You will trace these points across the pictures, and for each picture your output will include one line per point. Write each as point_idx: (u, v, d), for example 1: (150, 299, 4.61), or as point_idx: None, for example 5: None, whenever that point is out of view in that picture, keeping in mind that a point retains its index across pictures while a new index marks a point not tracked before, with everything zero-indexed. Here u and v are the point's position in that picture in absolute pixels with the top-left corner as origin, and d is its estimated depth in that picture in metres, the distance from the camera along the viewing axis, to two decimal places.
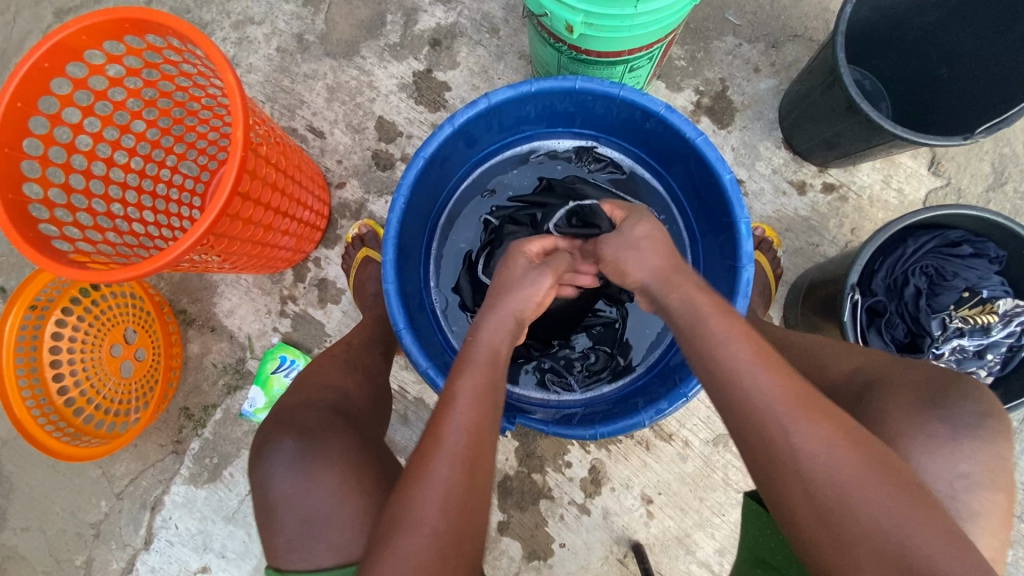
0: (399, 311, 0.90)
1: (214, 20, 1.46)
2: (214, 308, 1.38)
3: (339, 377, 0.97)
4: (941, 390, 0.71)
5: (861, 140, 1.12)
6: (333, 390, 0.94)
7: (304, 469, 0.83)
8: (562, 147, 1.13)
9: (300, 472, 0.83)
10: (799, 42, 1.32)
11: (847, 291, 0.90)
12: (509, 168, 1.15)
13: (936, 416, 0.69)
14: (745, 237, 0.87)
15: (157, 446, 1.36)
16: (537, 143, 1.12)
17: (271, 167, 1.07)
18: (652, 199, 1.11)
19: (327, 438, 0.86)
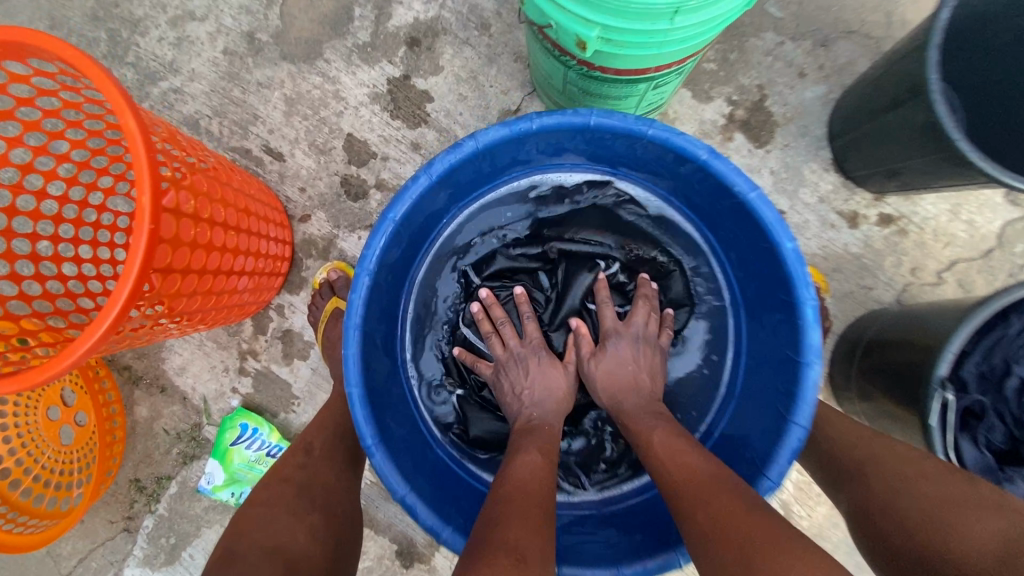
0: (366, 421, 0.70)
1: (147, 14, 1.20)
2: (163, 365, 1.18)
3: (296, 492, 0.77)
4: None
5: (932, 173, 0.91)
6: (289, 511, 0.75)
7: None
8: (572, 181, 0.90)
9: None
10: (853, 39, 1.08)
11: (937, 389, 0.71)
12: (502, 210, 0.92)
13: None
14: (812, 327, 0.67)
15: (106, 523, 1.19)
16: (538, 177, 0.90)
17: (207, 224, 0.84)
18: (686, 249, 0.91)
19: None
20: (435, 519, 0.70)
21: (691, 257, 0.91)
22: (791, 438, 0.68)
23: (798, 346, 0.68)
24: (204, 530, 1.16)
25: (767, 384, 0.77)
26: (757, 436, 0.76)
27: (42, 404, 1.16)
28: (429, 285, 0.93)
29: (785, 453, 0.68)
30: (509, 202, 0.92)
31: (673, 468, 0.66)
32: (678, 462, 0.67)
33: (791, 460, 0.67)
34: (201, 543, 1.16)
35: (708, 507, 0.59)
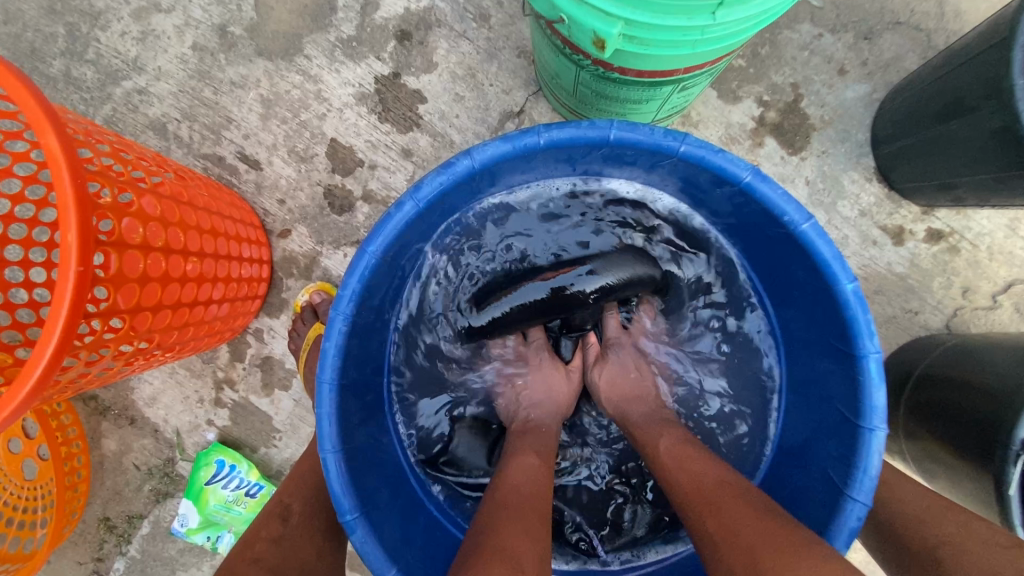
0: (344, 492, 0.59)
1: (108, 6, 1.08)
2: (132, 395, 1.07)
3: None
4: None
5: (1001, 189, 0.79)
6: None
7: None
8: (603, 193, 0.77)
9: None
10: (901, 31, 0.96)
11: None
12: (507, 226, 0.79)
13: None
14: (877, 384, 0.56)
15: (73, 565, 1.09)
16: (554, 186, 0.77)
17: (160, 252, 0.74)
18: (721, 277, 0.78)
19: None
20: None
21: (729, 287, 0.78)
22: (849, 517, 0.56)
23: (859, 406, 0.57)
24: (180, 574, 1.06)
25: (818, 442, 0.66)
26: (804, 503, 0.65)
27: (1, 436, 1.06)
28: (421, 313, 0.79)
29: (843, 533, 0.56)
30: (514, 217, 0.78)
31: (685, 477, 0.57)
32: (688, 469, 0.58)
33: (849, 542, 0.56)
34: None
35: (720, 514, 0.51)
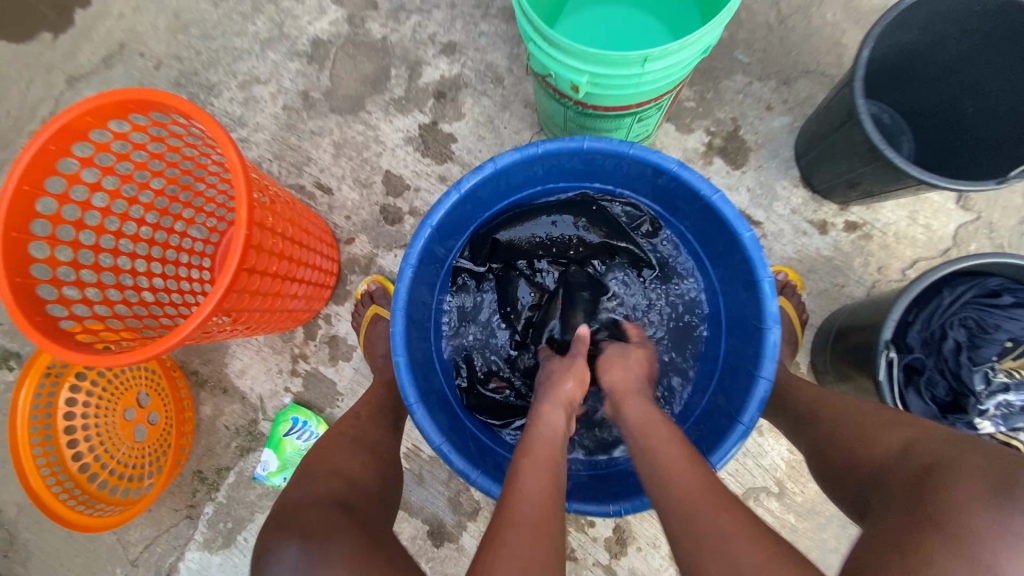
0: (409, 384, 0.88)
1: (220, 81, 1.46)
2: (226, 369, 1.36)
3: (344, 458, 0.86)
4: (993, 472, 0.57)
5: (886, 181, 1.06)
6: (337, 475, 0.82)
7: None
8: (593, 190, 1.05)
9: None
10: (812, 77, 1.28)
11: (882, 348, 0.86)
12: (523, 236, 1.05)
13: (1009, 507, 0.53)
14: (769, 297, 0.83)
15: (170, 511, 1.35)
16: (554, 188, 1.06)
17: (278, 237, 1.05)
18: (680, 272, 1.06)
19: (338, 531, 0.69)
20: (465, 463, 0.87)
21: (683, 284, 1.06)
22: (758, 390, 0.83)
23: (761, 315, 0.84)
24: (258, 516, 1.32)
25: (740, 368, 0.91)
26: (733, 400, 0.90)
27: (120, 405, 1.28)
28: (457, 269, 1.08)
29: (754, 403, 0.83)
30: (535, 217, 1.04)
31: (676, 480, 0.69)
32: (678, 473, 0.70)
33: (758, 409, 0.83)
34: (255, 527, 1.32)
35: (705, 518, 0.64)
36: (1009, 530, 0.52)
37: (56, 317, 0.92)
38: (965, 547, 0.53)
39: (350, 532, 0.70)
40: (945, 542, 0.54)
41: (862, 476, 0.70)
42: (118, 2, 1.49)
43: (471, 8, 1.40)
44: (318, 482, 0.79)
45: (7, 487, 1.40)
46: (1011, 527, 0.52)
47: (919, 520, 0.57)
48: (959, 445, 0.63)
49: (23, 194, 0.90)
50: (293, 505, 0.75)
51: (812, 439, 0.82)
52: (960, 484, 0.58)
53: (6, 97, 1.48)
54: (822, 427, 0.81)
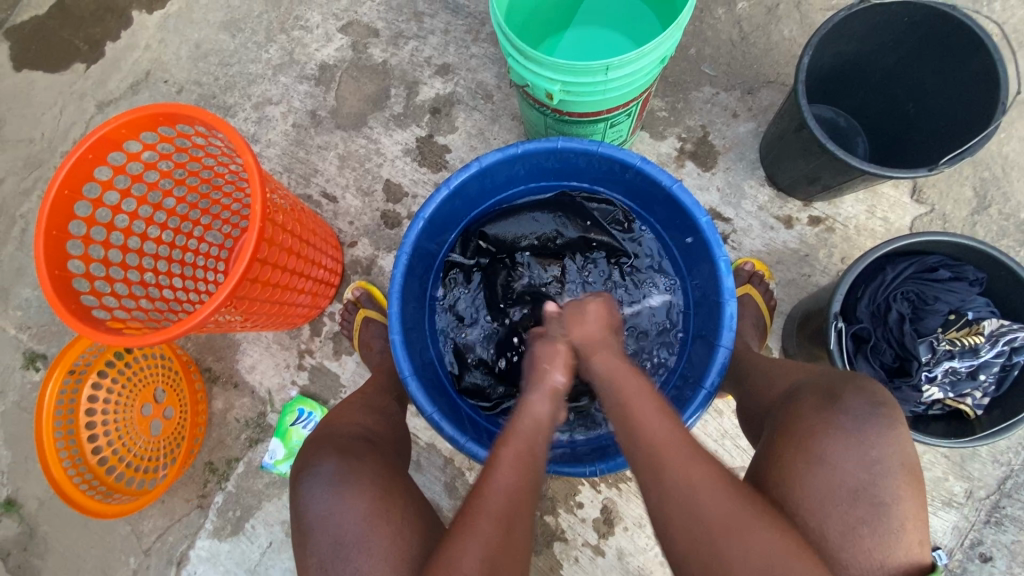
0: (404, 359, 0.98)
1: (236, 103, 1.61)
2: (236, 365, 1.46)
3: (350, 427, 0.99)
4: (837, 389, 0.77)
5: (840, 173, 1.15)
6: (354, 426, 0.99)
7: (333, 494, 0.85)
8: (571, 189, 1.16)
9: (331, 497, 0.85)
10: (773, 87, 1.40)
11: (831, 320, 0.98)
12: (509, 231, 1.16)
13: (837, 411, 0.74)
14: (724, 274, 0.94)
15: (182, 501, 1.42)
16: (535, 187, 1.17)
17: (288, 234, 1.15)
18: (651, 261, 1.17)
19: (361, 456, 0.91)
20: (455, 430, 0.97)
21: (654, 272, 1.17)
22: (718, 357, 0.93)
23: (718, 290, 0.95)
24: (265, 503, 1.40)
25: (706, 342, 1.01)
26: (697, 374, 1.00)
27: (138, 401, 1.36)
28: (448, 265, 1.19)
29: (714, 369, 0.93)
30: (517, 216, 1.16)
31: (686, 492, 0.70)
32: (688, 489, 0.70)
33: (719, 373, 0.92)
34: (262, 515, 1.40)
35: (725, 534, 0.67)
36: (835, 428, 0.73)
37: (88, 307, 1.02)
38: (807, 447, 0.73)
39: (369, 457, 0.92)
40: (794, 447, 0.74)
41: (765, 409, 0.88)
42: (145, 36, 1.65)
43: (462, 33, 1.54)
44: (343, 424, 0.99)
45: (29, 482, 1.48)
46: (835, 424, 0.73)
47: (778, 434, 0.78)
48: (822, 376, 0.82)
49: (63, 198, 1.02)
50: (326, 436, 0.95)
51: (742, 390, 0.97)
52: (809, 403, 0.77)
53: (41, 121, 1.63)
54: (747, 380, 0.97)
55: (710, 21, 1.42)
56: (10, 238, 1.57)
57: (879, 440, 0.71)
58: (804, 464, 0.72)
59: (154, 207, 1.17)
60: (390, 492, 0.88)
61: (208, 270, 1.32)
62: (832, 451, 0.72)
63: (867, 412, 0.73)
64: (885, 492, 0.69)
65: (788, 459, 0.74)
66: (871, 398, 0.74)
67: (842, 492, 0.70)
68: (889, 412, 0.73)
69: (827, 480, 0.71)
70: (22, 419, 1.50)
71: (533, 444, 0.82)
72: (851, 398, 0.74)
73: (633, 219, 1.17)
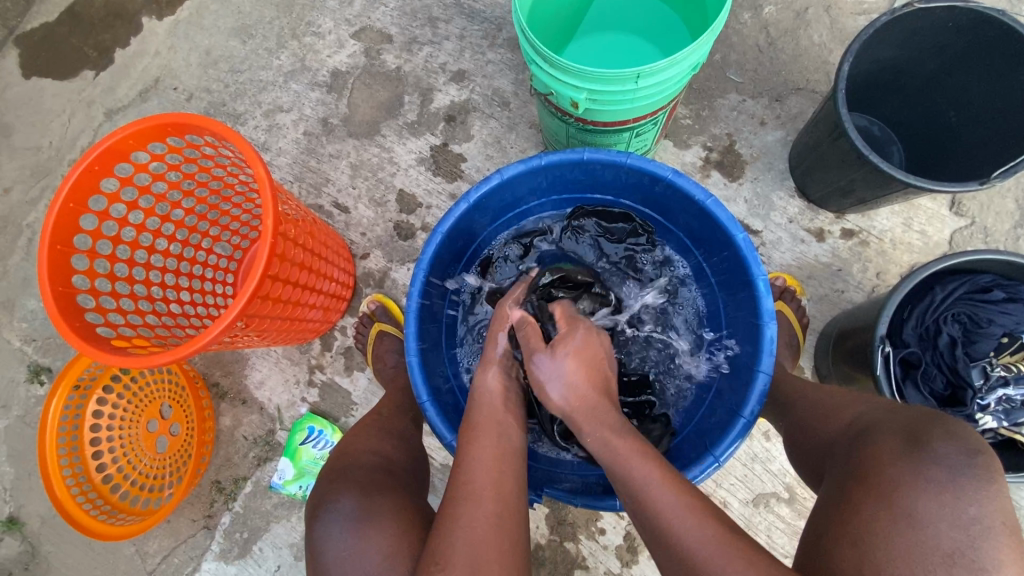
0: (421, 383, 0.92)
1: (246, 110, 1.57)
2: (245, 381, 1.41)
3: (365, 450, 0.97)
4: (925, 434, 0.70)
5: (876, 188, 1.10)
6: (374, 453, 0.95)
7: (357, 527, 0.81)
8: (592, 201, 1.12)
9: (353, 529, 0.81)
10: (802, 94, 1.34)
11: (877, 344, 0.93)
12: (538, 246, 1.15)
13: (927, 459, 0.67)
14: (764, 295, 0.88)
15: (189, 521, 1.38)
16: (556, 198, 1.12)
17: (300, 247, 1.11)
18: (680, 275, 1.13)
19: (384, 492, 0.86)
20: None
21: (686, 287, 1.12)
22: (758, 383, 0.88)
23: (756, 311, 0.90)
24: (274, 525, 1.35)
25: (743, 368, 0.95)
26: (735, 399, 0.94)
27: (144, 416, 1.32)
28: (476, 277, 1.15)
29: (754, 397, 0.88)
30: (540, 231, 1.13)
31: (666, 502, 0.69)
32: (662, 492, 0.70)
33: (758, 402, 0.87)
34: (271, 537, 1.35)
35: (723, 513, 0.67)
36: (923, 479, 0.65)
37: (91, 324, 0.98)
38: (892, 495, 0.66)
39: (392, 492, 0.87)
40: (872, 494, 0.68)
41: (822, 448, 0.83)
42: (154, 42, 1.62)
43: (478, 39, 1.50)
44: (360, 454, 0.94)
45: (31, 499, 1.44)
46: (924, 474, 0.66)
47: (853, 480, 0.72)
48: (897, 417, 0.76)
49: (68, 211, 0.98)
50: (345, 470, 0.91)
51: (789, 419, 0.93)
52: (889, 447, 0.71)
53: (49, 129, 1.59)
54: (796, 411, 0.92)
55: (736, 25, 1.37)
56: (16, 249, 1.54)
57: (977, 497, 0.63)
58: (888, 517, 0.65)
59: (160, 219, 1.12)
60: (412, 527, 0.82)
61: (215, 283, 1.27)
62: (923, 505, 0.64)
63: (962, 463, 0.65)
64: (984, 558, 0.60)
65: (866, 505, 0.68)
66: (966, 447, 0.67)
67: (933, 554, 0.62)
68: (989, 462, 0.66)
69: (914, 538, 0.63)
70: (26, 434, 1.46)
71: (498, 418, 0.82)
72: (941, 445, 0.67)
73: (654, 231, 1.12)
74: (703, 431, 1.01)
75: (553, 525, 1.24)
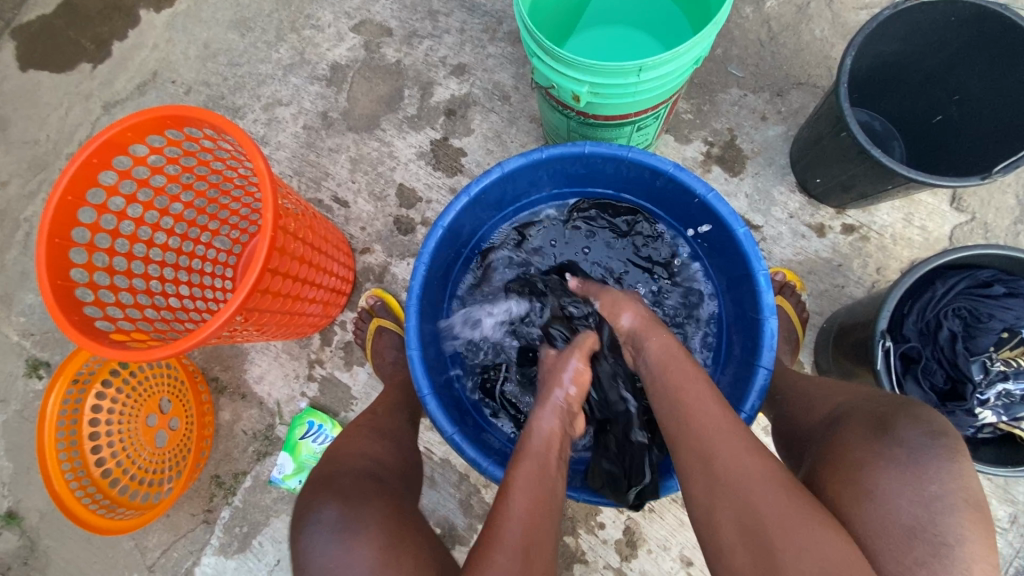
0: (422, 376, 0.92)
1: (245, 104, 1.56)
2: (244, 375, 1.41)
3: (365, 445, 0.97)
4: (891, 417, 0.70)
5: (876, 183, 1.10)
6: (364, 458, 0.94)
7: (342, 542, 0.78)
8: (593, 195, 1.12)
9: (339, 545, 0.79)
10: (804, 89, 1.34)
11: (878, 339, 0.93)
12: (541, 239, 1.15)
13: (890, 441, 0.67)
14: (765, 289, 0.88)
15: (188, 516, 1.38)
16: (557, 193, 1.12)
17: (300, 240, 1.11)
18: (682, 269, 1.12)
19: (368, 500, 0.84)
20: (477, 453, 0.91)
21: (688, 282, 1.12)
22: (758, 378, 0.88)
23: (757, 306, 0.90)
24: (273, 520, 1.35)
25: (744, 363, 0.96)
26: (736, 394, 0.94)
27: (143, 411, 1.32)
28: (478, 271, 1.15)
29: (754, 391, 0.88)
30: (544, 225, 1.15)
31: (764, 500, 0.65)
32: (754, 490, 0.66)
33: (759, 396, 0.87)
34: (270, 531, 1.35)
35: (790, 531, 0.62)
36: (884, 459, 0.66)
37: (90, 319, 0.97)
38: (854, 475, 0.68)
39: (377, 501, 0.85)
40: (840, 477, 0.69)
41: (803, 433, 0.84)
42: (153, 35, 1.61)
43: (479, 33, 1.49)
44: (347, 460, 0.93)
45: (30, 494, 1.43)
46: (885, 454, 0.67)
47: (823, 462, 0.73)
48: (870, 403, 0.76)
49: (66, 205, 0.97)
50: (330, 476, 0.89)
51: (777, 410, 0.93)
52: (857, 431, 0.72)
53: (47, 122, 1.58)
54: (786, 403, 0.92)
55: (738, 19, 1.37)
56: (14, 243, 1.53)
57: (938, 476, 0.64)
58: (851, 496, 0.67)
59: (159, 213, 1.11)
60: (400, 539, 0.81)
61: (215, 278, 1.27)
62: (883, 484, 0.65)
63: (923, 443, 0.66)
64: (947, 532, 0.61)
65: (834, 487, 0.69)
66: (928, 429, 0.67)
67: (894, 530, 0.63)
68: (951, 443, 0.66)
69: (876, 514, 0.64)
70: (25, 429, 1.46)
71: (544, 464, 0.79)
72: (905, 428, 0.68)
73: (657, 226, 1.12)
74: None
75: None
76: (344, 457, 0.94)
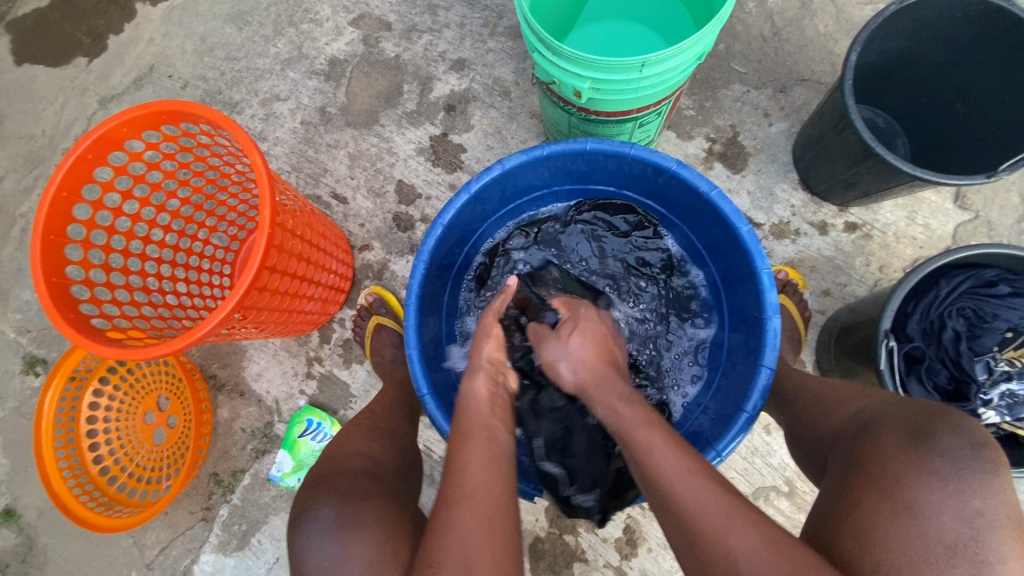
0: (422, 376, 0.91)
1: (242, 99, 1.54)
2: (243, 373, 1.40)
3: (364, 444, 0.96)
4: (928, 425, 0.68)
5: (881, 181, 1.09)
6: (360, 455, 0.94)
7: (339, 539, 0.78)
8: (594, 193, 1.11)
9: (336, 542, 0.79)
10: (807, 85, 1.33)
11: (882, 339, 0.92)
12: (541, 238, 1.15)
13: (932, 452, 0.65)
14: (768, 289, 0.88)
15: (187, 514, 1.37)
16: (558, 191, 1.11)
17: (297, 237, 1.09)
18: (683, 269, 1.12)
19: (365, 497, 0.84)
20: None
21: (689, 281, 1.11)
22: (761, 378, 0.87)
23: (760, 305, 0.89)
24: (272, 518, 1.35)
25: (746, 362, 0.95)
26: (737, 394, 0.94)
27: (141, 409, 1.31)
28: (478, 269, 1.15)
29: (757, 391, 0.87)
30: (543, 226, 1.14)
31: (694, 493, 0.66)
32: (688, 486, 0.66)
33: (762, 396, 0.86)
34: (269, 529, 1.35)
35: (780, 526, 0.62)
36: (927, 471, 0.64)
37: (86, 316, 0.96)
38: (894, 488, 0.65)
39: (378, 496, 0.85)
40: (876, 489, 0.66)
41: (825, 439, 0.82)
42: (148, 28, 1.59)
43: (479, 27, 1.47)
44: (345, 458, 0.93)
45: (28, 491, 1.43)
46: (928, 467, 0.64)
47: (856, 472, 0.71)
48: (900, 409, 0.74)
49: (61, 201, 0.96)
50: (328, 475, 0.89)
51: (791, 413, 0.93)
52: (892, 438, 0.69)
53: (42, 117, 1.57)
54: (802, 406, 0.91)
55: (741, 15, 1.35)
56: (10, 238, 1.52)
57: (981, 489, 0.62)
58: (890, 510, 0.64)
59: (156, 210, 1.10)
60: (396, 534, 0.80)
61: (212, 275, 1.26)
62: (925, 498, 0.63)
63: (968, 455, 0.63)
64: (988, 551, 0.59)
65: (864, 497, 0.67)
66: (970, 440, 0.65)
67: (936, 548, 0.61)
68: (992, 455, 0.64)
69: (917, 531, 0.62)
70: (22, 426, 1.45)
71: (490, 427, 0.79)
72: (945, 437, 0.66)
73: (658, 224, 1.11)
74: (703, 426, 1.01)
75: (553, 518, 1.24)
76: (342, 456, 0.94)
